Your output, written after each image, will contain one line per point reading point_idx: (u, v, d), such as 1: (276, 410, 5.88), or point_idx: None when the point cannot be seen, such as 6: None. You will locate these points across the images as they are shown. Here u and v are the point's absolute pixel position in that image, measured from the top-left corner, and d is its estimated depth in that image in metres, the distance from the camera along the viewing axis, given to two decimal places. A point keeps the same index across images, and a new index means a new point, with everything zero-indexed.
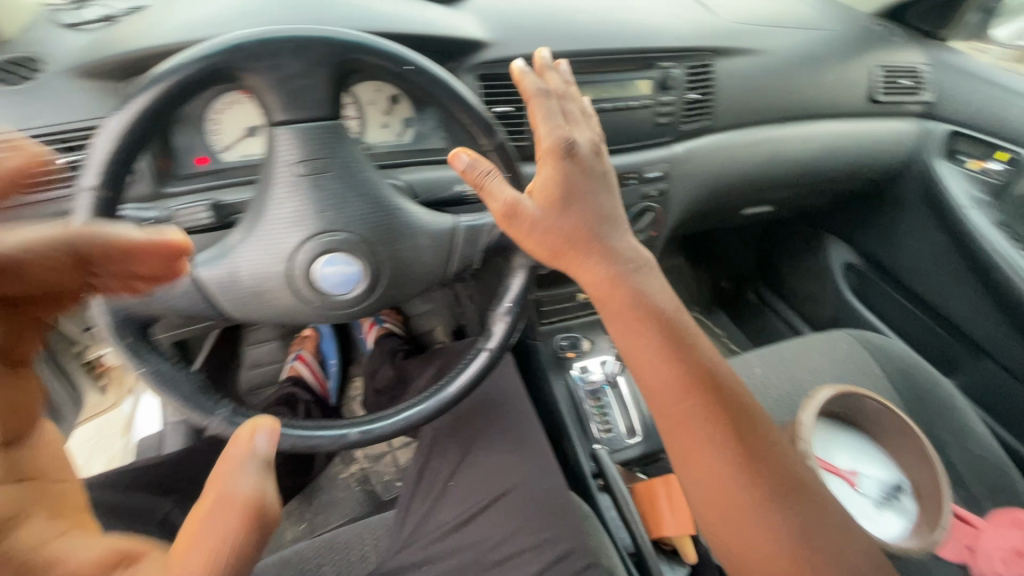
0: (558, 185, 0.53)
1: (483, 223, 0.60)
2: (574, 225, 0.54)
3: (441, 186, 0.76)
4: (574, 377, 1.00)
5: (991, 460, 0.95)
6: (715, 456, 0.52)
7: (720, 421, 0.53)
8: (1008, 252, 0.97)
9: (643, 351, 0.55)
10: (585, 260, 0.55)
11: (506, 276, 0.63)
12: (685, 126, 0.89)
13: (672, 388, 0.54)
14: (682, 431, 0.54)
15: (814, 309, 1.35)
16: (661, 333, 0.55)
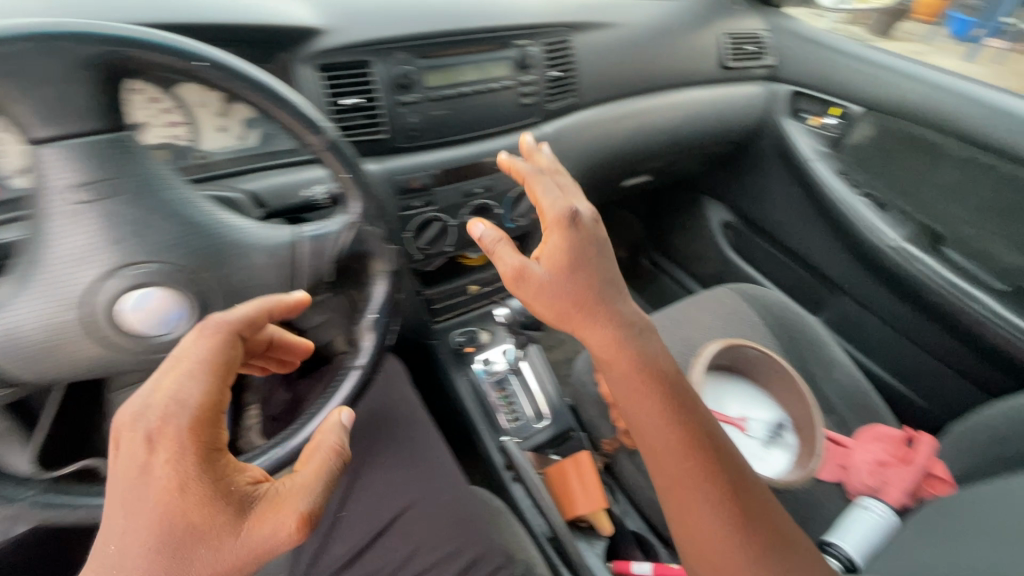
0: (566, 252, 0.53)
1: (324, 232, 0.56)
2: (579, 292, 0.53)
3: (294, 190, 0.68)
4: (477, 371, 0.97)
5: (853, 387, 1.05)
6: (712, 515, 0.52)
7: (716, 479, 0.53)
8: (851, 199, 1.08)
9: (645, 412, 0.54)
10: (588, 325, 0.54)
11: (369, 285, 0.59)
12: (551, 105, 0.88)
13: (672, 448, 0.53)
14: (679, 492, 0.53)
15: (700, 268, 1.43)
16: (664, 394, 0.54)
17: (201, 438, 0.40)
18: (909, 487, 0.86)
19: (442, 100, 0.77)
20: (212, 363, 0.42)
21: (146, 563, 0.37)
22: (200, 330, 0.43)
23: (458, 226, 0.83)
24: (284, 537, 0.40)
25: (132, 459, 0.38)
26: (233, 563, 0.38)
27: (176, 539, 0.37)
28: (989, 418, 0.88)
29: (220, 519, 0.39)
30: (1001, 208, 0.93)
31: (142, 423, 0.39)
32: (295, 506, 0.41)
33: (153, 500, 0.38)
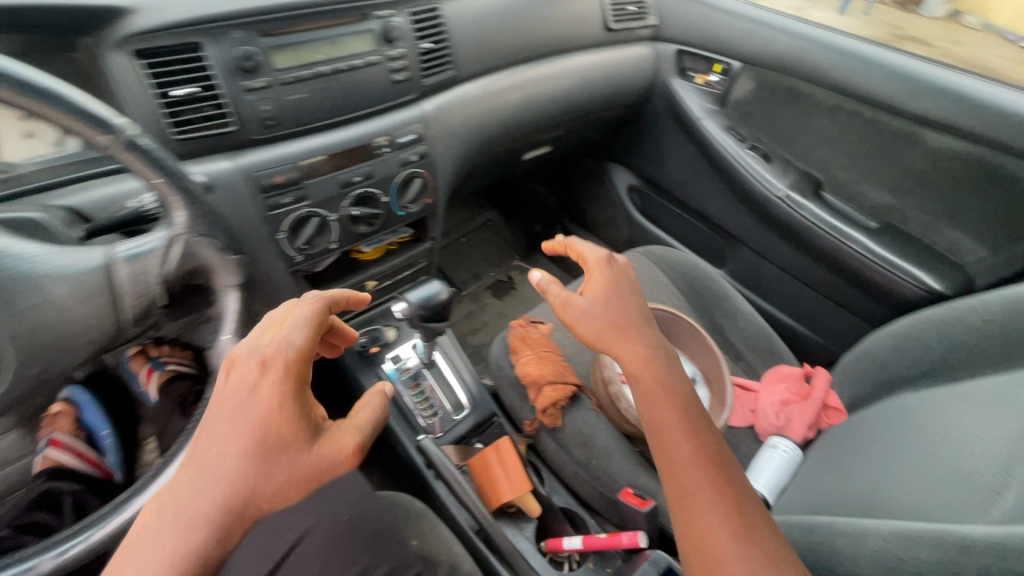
0: (607, 285, 0.59)
1: (140, 251, 0.53)
2: (621, 315, 0.57)
3: (122, 199, 0.59)
4: (388, 371, 0.92)
5: (757, 332, 1.04)
6: (727, 527, 0.48)
7: (728, 493, 0.50)
8: (739, 153, 1.11)
9: (669, 422, 0.53)
10: (625, 343, 0.56)
11: (214, 299, 0.59)
12: (427, 80, 0.82)
13: (688, 458, 0.51)
14: (692, 505, 0.49)
15: (613, 234, 1.44)
16: (685, 408, 0.54)
17: (300, 370, 0.44)
18: (810, 422, 0.91)
19: (298, 83, 0.69)
20: (311, 323, 0.47)
21: (244, 467, 0.41)
22: (295, 306, 0.48)
23: (339, 220, 0.78)
24: (347, 459, 0.45)
25: (248, 380, 0.43)
26: (303, 476, 0.43)
27: (264, 449, 0.42)
28: (875, 347, 0.88)
29: (299, 440, 0.43)
30: (867, 150, 1.00)
31: (256, 353, 0.44)
32: (356, 431, 0.47)
33: (258, 412, 0.42)
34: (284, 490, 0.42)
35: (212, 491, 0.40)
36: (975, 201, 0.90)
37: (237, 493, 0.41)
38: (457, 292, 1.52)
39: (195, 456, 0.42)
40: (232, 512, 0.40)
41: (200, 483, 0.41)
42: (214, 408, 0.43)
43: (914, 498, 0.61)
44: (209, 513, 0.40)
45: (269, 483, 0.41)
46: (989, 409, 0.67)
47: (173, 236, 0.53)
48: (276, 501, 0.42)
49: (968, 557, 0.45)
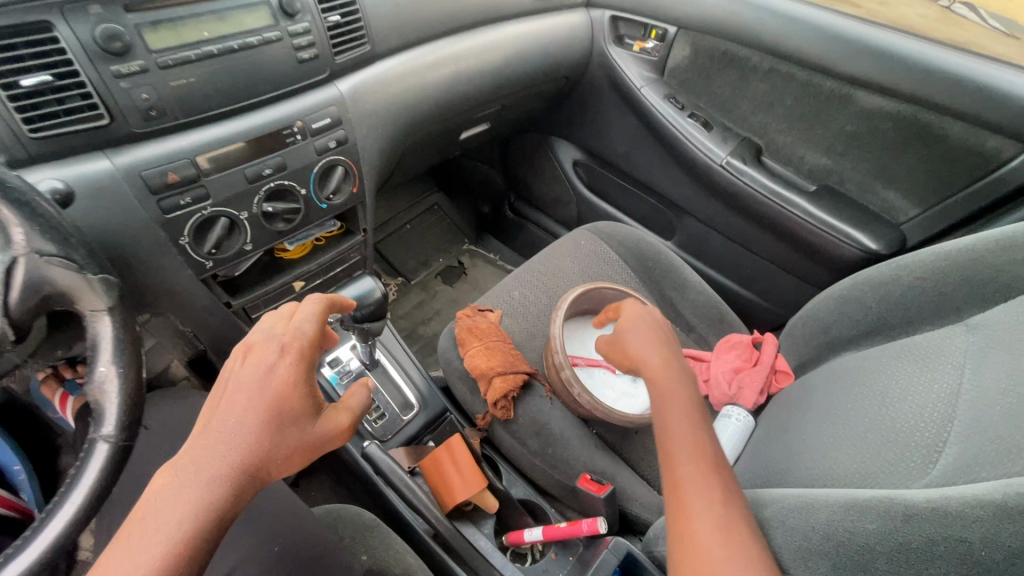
0: (639, 311, 0.70)
1: None
2: (652, 333, 0.66)
3: None
4: (327, 376, 0.86)
5: (706, 302, 1.02)
6: (705, 498, 0.49)
7: (716, 479, 0.51)
8: (679, 121, 1.07)
9: (670, 407, 0.57)
10: (645, 351, 0.64)
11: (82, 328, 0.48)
12: (339, 57, 0.74)
13: (684, 445, 0.53)
14: (677, 481, 0.51)
15: (561, 211, 1.41)
16: (688, 400, 0.58)
17: (313, 353, 0.48)
18: (760, 387, 0.91)
19: (182, 66, 0.60)
20: (320, 313, 0.50)
21: (258, 434, 0.43)
22: (304, 300, 0.51)
23: (252, 218, 0.71)
24: (343, 435, 0.48)
25: (264, 358, 0.45)
26: (307, 447, 0.45)
27: (277, 421, 0.44)
28: (816, 311, 0.89)
29: (306, 412, 0.46)
30: (803, 113, 0.99)
31: (271, 336, 0.47)
32: (350, 412, 0.49)
33: (272, 386, 0.44)
34: (291, 459, 0.44)
35: (227, 456, 0.41)
36: (906, 160, 0.91)
37: (250, 459, 0.42)
38: (405, 281, 1.45)
39: (209, 423, 0.43)
40: (244, 477, 0.42)
41: (211, 450, 0.41)
42: (228, 383, 0.45)
43: (856, 464, 0.62)
44: (222, 477, 0.41)
45: (278, 451, 0.43)
46: (917, 364, 0.69)
47: (15, 258, 0.43)
48: (282, 469, 0.44)
49: (913, 525, 0.45)
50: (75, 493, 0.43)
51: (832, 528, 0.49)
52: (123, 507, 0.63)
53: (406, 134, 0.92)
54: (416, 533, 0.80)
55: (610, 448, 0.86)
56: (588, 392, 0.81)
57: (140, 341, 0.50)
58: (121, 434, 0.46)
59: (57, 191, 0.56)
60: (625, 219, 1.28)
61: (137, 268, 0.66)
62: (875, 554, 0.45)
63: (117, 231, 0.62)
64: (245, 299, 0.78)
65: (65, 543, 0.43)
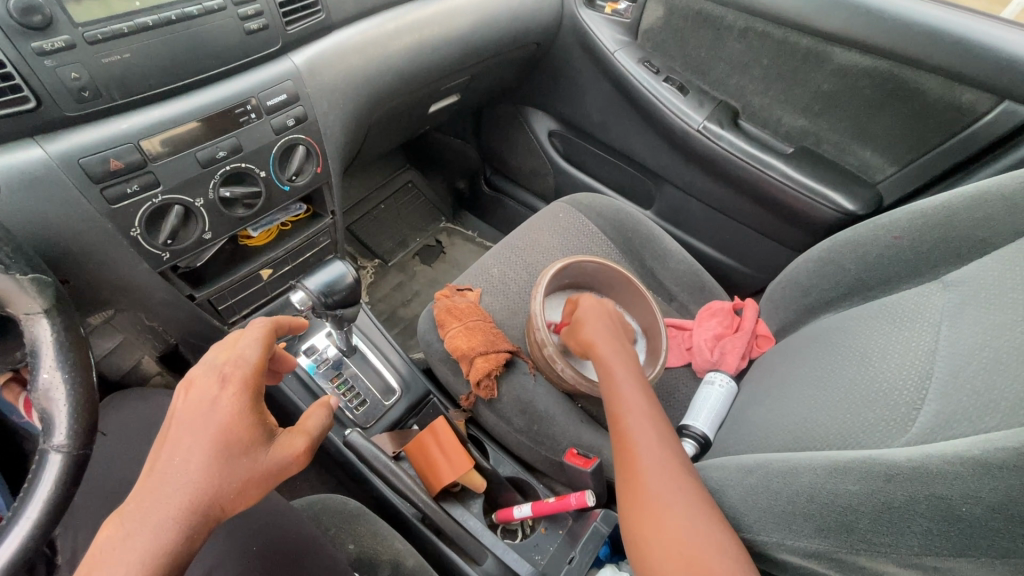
0: (596, 308, 0.78)
1: None
2: (603, 318, 0.75)
3: None
4: (305, 365, 0.84)
5: (687, 271, 1.01)
6: (658, 453, 0.57)
7: (665, 438, 0.58)
8: (654, 86, 1.04)
9: (619, 379, 0.65)
10: (597, 335, 0.72)
11: (22, 334, 0.45)
12: (291, 27, 0.69)
13: (634, 408, 0.61)
14: (630, 443, 0.58)
15: (538, 183, 1.37)
16: (634, 375, 0.66)
17: (258, 380, 0.45)
18: (742, 351, 0.91)
19: (115, 41, 0.55)
20: (264, 338, 0.47)
21: (207, 470, 0.41)
22: (248, 325, 0.48)
23: (208, 205, 0.67)
24: (300, 459, 0.46)
25: (206, 391, 0.43)
26: (261, 478, 0.43)
27: (226, 453, 0.42)
28: (795, 275, 0.88)
29: (258, 440, 0.43)
30: (779, 73, 0.97)
31: (212, 368, 0.44)
32: (306, 435, 0.47)
33: (218, 419, 0.42)
34: (245, 491, 0.42)
35: (176, 497, 0.39)
36: (883, 117, 0.90)
37: (200, 496, 0.40)
38: (381, 263, 1.42)
39: (155, 466, 0.41)
40: (197, 516, 0.40)
41: (158, 493, 0.39)
42: (173, 421, 0.42)
43: (837, 425, 0.62)
44: (172, 520, 0.39)
45: (229, 485, 0.41)
46: (893, 324, 0.69)
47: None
48: (237, 502, 0.42)
49: (896, 484, 0.45)
50: (30, 506, 0.41)
51: (816, 490, 0.49)
52: (93, 512, 0.61)
53: (371, 109, 0.87)
54: (405, 518, 0.79)
55: (596, 421, 0.86)
56: (572, 368, 0.79)
57: (88, 344, 0.47)
58: (77, 440, 0.43)
59: None
60: (603, 190, 1.25)
61: (86, 263, 0.62)
62: (859, 514, 0.46)
63: (58, 225, 0.58)
64: (208, 291, 0.74)
65: (23, 560, 0.40)
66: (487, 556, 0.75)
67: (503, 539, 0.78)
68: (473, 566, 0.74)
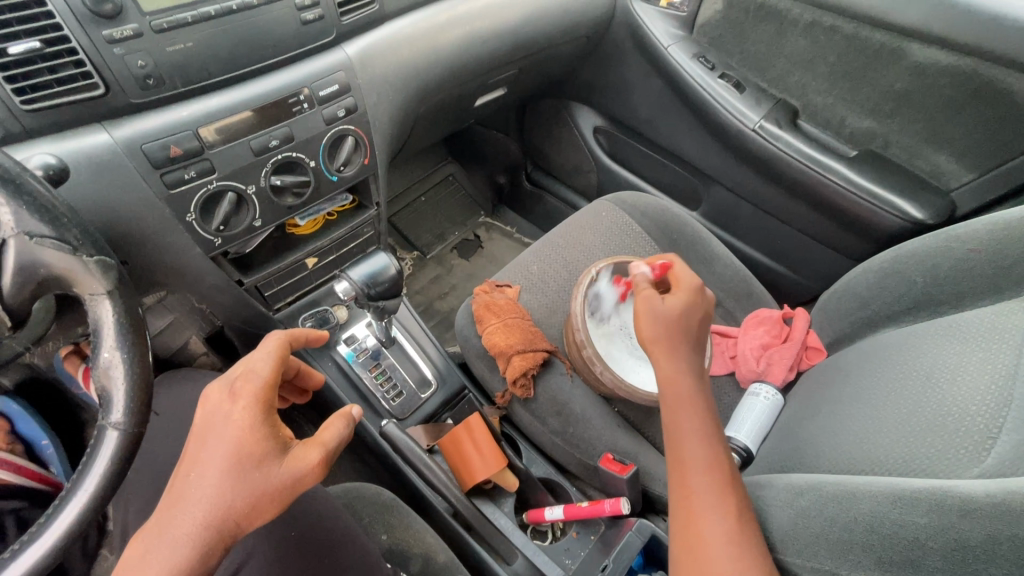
0: (686, 309, 0.64)
1: None
2: (680, 328, 0.63)
3: None
4: (344, 353, 0.85)
5: (735, 277, 0.97)
6: (717, 506, 0.51)
7: (727, 498, 0.52)
8: (708, 82, 1.00)
9: (688, 418, 0.57)
10: (672, 351, 0.62)
11: (87, 313, 0.46)
12: (345, 19, 0.70)
13: (699, 461, 0.54)
14: (690, 507, 0.52)
15: (580, 180, 1.35)
16: (703, 413, 0.58)
17: (269, 392, 0.45)
18: (790, 363, 0.87)
19: (179, 30, 0.57)
20: (276, 350, 0.48)
21: (220, 485, 0.40)
22: (265, 338, 0.49)
23: (260, 193, 0.68)
24: (316, 472, 0.44)
25: (219, 407, 0.43)
26: (274, 492, 0.42)
27: (238, 468, 0.41)
28: (854, 285, 0.83)
29: (270, 453, 0.43)
30: (847, 71, 0.92)
31: (226, 384, 0.45)
32: (322, 446, 0.45)
33: (230, 435, 0.42)
34: (258, 505, 0.41)
35: (192, 514, 0.40)
36: (961, 121, 0.84)
37: (213, 513, 0.40)
38: (420, 255, 1.42)
39: (176, 483, 0.41)
40: (212, 532, 0.40)
41: (175, 512, 0.40)
42: (191, 438, 0.43)
43: (898, 449, 0.58)
44: (189, 537, 0.39)
45: (241, 500, 0.41)
46: (965, 345, 0.64)
47: (5, 239, 0.41)
48: (252, 517, 0.41)
49: (971, 520, 0.41)
50: (88, 479, 0.42)
51: (877, 520, 0.46)
52: (143, 488, 0.63)
53: (419, 101, 0.87)
54: (436, 512, 0.79)
55: (632, 427, 0.83)
56: (611, 370, 0.78)
57: (146, 325, 0.48)
58: (133, 419, 0.44)
59: (50, 167, 0.52)
60: (648, 188, 1.22)
61: (144, 247, 0.64)
62: (927, 550, 0.43)
63: (120, 209, 0.60)
64: (257, 277, 0.76)
65: (80, 529, 0.42)
66: (517, 556, 0.75)
67: (534, 541, 0.77)
68: (503, 565, 0.74)
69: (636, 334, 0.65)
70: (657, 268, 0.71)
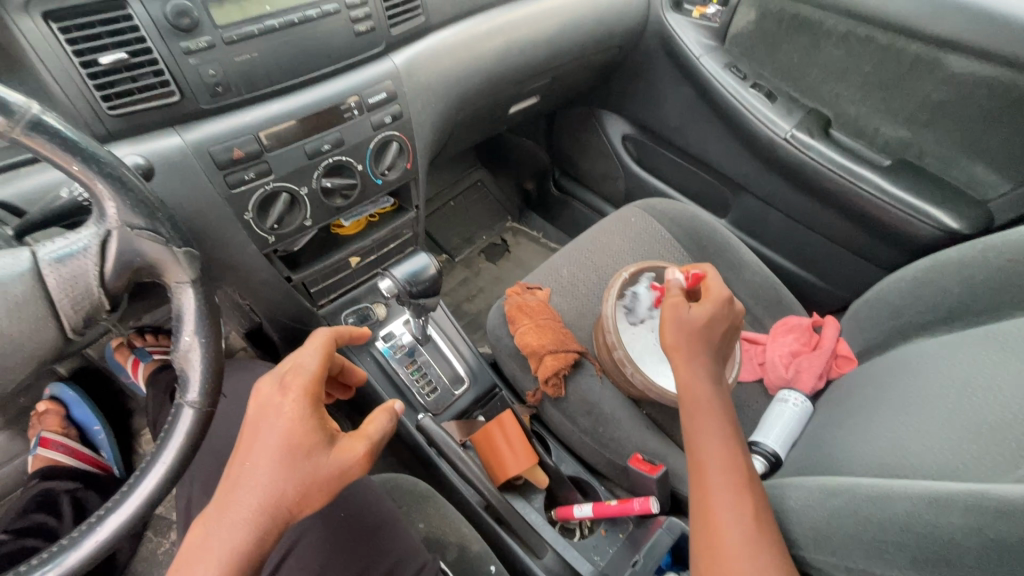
0: (710, 322, 0.65)
1: (71, 252, 0.44)
2: (703, 338, 0.64)
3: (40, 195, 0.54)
4: (381, 349, 0.88)
5: (764, 283, 0.98)
6: (737, 508, 0.52)
7: (745, 501, 0.53)
8: (740, 92, 1.01)
9: (705, 421, 0.59)
10: (695, 357, 0.63)
11: (171, 300, 0.50)
12: (394, 30, 0.73)
13: (717, 463, 0.55)
14: (709, 508, 0.53)
15: (608, 187, 1.37)
16: (721, 418, 0.59)
17: (316, 387, 0.47)
18: (820, 371, 0.86)
19: (247, 41, 0.61)
20: (322, 346, 0.49)
21: (273, 473, 0.42)
22: (311, 334, 0.50)
23: (311, 194, 0.72)
24: (361, 464, 0.46)
25: (269, 400, 0.45)
26: (323, 481, 0.44)
27: (289, 458, 0.43)
28: (887, 293, 0.83)
29: (319, 444, 0.44)
30: (881, 81, 0.92)
31: (276, 378, 0.47)
32: (368, 439, 0.47)
33: (281, 426, 0.44)
34: (308, 493, 0.43)
35: (249, 501, 0.42)
36: (999, 131, 0.84)
37: (268, 501, 0.42)
38: (449, 258, 1.46)
39: (231, 471, 0.43)
40: (267, 519, 0.42)
41: (232, 499, 0.42)
42: (244, 429, 0.45)
43: (932, 455, 0.58)
44: (245, 523, 0.41)
45: (291, 489, 0.43)
46: (997, 357, 0.64)
47: (109, 230, 0.45)
48: (303, 504, 0.43)
49: (1009, 522, 0.42)
50: (166, 452, 0.46)
51: (912, 521, 0.47)
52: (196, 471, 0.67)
53: (458, 108, 0.90)
54: (468, 506, 0.81)
55: (661, 429, 0.85)
56: (642, 372, 0.80)
57: (220, 313, 0.51)
58: (207, 399, 0.48)
59: (140, 165, 0.57)
60: (677, 196, 1.23)
61: (205, 242, 0.68)
62: (963, 550, 0.43)
63: (187, 207, 0.64)
64: (304, 274, 0.79)
65: (157, 498, 0.45)
66: (547, 551, 0.76)
67: (563, 537, 0.79)
68: (533, 559, 0.76)
69: (660, 340, 0.66)
70: (692, 278, 0.73)
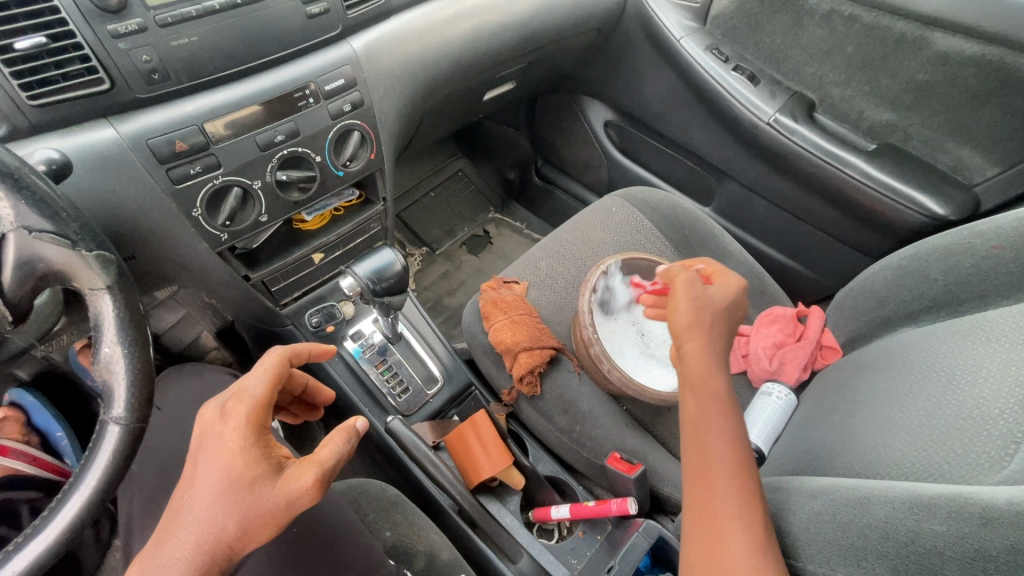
0: (724, 305, 0.57)
1: None
2: (720, 321, 0.56)
3: None
4: (350, 349, 0.84)
5: (748, 274, 0.95)
6: (744, 521, 0.46)
7: (752, 511, 0.47)
8: (722, 75, 0.97)
9: (716, 419, 0.51)
10: (708, 344, 0.54)
11: (88, 307, 0.46)
12: (352, 12, 0.69)
13: (725, 466, 0.49)
14: (711, 517, 0.47)
15: (591, 176, 1.33)
16: (732, 414, 0.52)
17: (262, 412, 0.43)
18: (804, 363, 0.84)
19: (182, 23, 0.56)
20: (273, 368, 0.45)
21: (212, 507, 0.39)
22: (264, 355, 0.46)
23: (266, 188, 0.68)
24: (312, 493, 0.42)
25: (210, 429, 0.42)
26: (267, 515, 0.40)
27: (230, 490, 0.40)
28: (872, 282, 0.81)
29: (263, 474, 0.41)
30: (866, 62, 0.89)
31: (220, 404, 0.43)
32: (318, 465, 0.43)
33: (220, 457, 0.40)
34: (251, 527, 0.40)
35: (186, 539, 0.38)
36: (987, 112, 0.81)
37: (205, 537, 0.39)
38: (429, 251, 1.41)
39: (173, 508, 0.40)
40: (205, 558, 0.38)
41: (169, 534, 0.39)
42: (188, 461, 0.41)
43: (913, 453, 0.55)
44: (180, 563, 0.38)
45: (229, 524, 0.39)
46: (992, 346, 0.60)
47: (4, 234, 0.42)
48: (245, 541, 0.40)
49: (992, 530, 0.39)
50: (90, 473, 0.42)
51: (893, 528, 0.45)
52: (149, 483, 0.65)
53: (426, 96, 0.86)
54: (442, 509, 0.79)
55: (640, 425, 0.82)
56: (619, 369, 0.77)
57: (146, 321, 0.48)
58: (135, 414, 0.45)
59: (53, 161, 0.53)
60: (659, 183, 1.20)
61: (152, 242, 0.64)
62: (945, 559, 0.41)
63: (128, 204, 0.60)
64: (262, 273, 0.76)
65: (84, 522, 0.42)
66: (523, 555, 0.74)
67: (540, 539, 0.77)
68: (508, 564, 0.74)
69: (666, 319, 0.57)
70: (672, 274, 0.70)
